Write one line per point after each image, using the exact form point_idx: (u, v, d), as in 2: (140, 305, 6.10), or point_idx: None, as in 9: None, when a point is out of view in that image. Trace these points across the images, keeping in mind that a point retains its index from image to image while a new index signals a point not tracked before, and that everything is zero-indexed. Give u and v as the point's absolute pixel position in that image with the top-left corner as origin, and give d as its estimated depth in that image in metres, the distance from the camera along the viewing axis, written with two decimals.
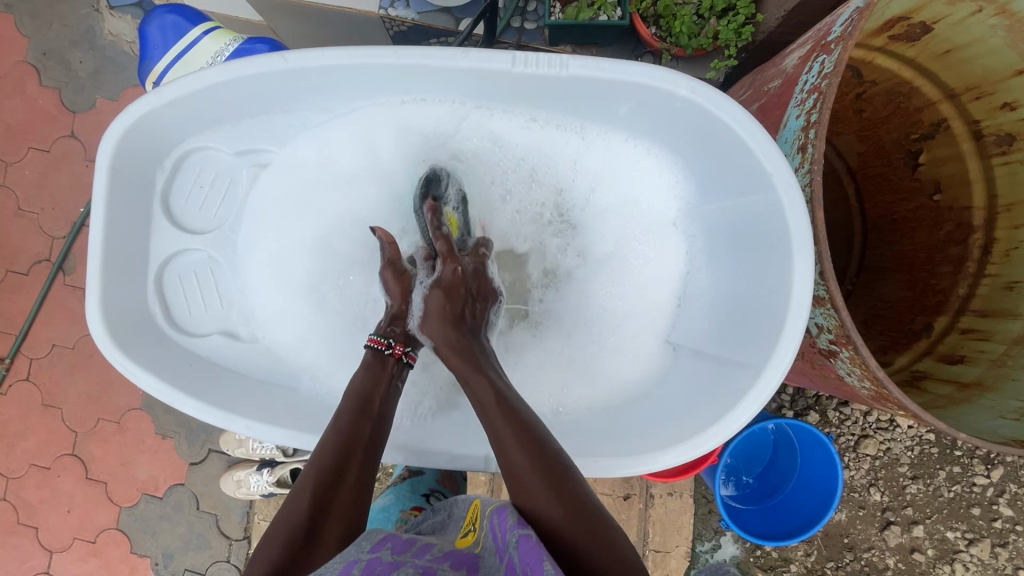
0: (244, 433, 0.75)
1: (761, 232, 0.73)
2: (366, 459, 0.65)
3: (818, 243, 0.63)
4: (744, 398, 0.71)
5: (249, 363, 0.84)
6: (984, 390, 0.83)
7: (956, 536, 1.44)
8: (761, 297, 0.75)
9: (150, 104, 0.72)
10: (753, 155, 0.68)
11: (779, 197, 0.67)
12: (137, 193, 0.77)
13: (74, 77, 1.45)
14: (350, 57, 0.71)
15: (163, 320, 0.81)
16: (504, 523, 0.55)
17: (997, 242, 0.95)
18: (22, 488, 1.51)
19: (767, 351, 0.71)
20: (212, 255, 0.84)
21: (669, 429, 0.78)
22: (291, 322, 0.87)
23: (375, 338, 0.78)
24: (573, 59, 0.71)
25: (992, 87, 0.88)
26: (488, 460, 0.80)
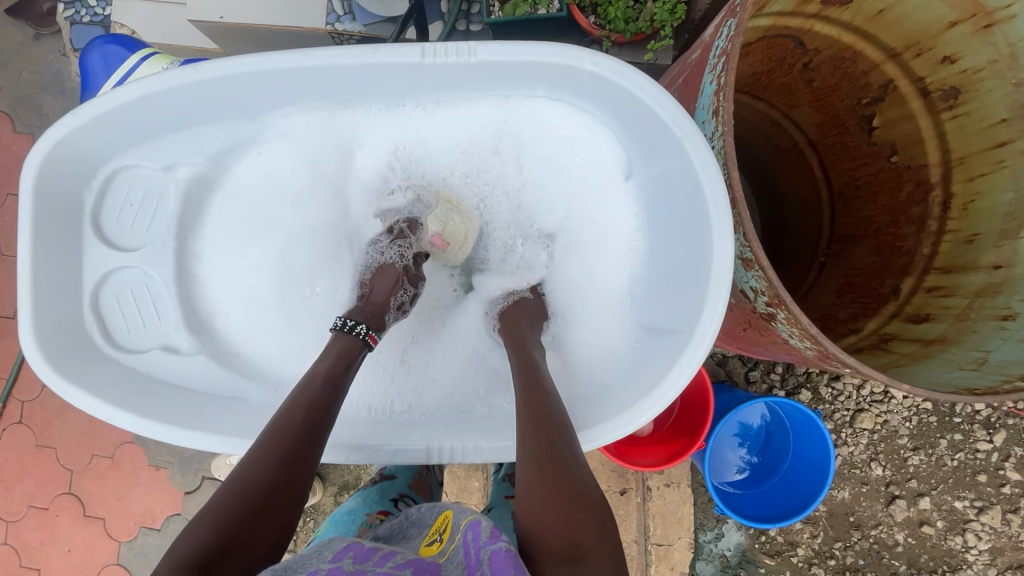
0: (183, 442, 0.77)
1: (680, 198, 0.75)
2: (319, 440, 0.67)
3: (734, 203, 0.63)
4: (676, 362, 0.72)
5: (192, 376, 0.85)
6: (945, 344, 0.82)
7: (965, 505, 1.41)
8: (688, 262, 0.76)
9: (69, 125, 0.73)
10: (664, 122, 0.70)
11: (691, 160, 0.68)
12: (66, 215, 0.77)
13: (47, 121, 1.49)
14: (263, 62, 0.73)
15: (101, 340, 0.81)
16: (479, 539, 0.57)
17: (955, 196, 0.93)
18: (22, 530, 1.51)
19: (696, 313, 0.72)
20: (146, 271, 0.83)
21: (620, 400, 0.80)
22: (241, 329, 0.90)
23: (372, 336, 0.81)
24: (479, 46, 0.72)
25: (930, 43, 0.88)
26: (429, 452, 0.81)
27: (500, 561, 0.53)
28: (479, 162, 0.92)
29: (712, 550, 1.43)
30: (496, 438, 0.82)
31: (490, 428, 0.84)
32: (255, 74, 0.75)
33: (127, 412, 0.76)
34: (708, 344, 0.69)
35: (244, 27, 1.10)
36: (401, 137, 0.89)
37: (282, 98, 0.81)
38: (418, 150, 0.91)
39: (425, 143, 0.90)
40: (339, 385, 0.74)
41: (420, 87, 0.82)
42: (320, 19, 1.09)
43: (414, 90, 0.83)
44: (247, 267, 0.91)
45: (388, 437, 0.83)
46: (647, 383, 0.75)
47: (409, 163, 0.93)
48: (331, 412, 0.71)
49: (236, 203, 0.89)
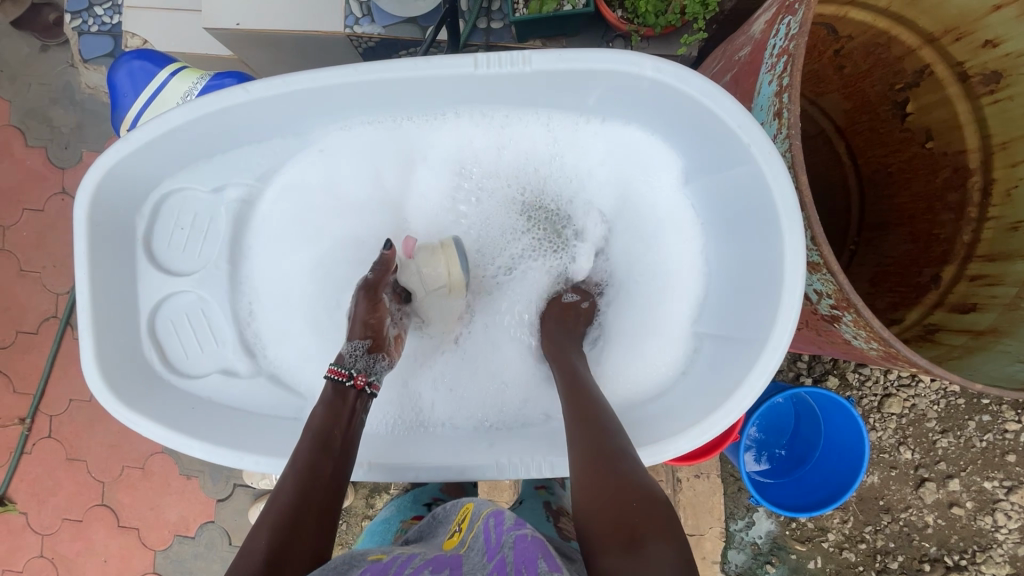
0: (252, 468, 0.75)
1: (749, 206, 0.73)
2: (325, 500, 0.65)
3: (806, 208, 0.63)
4: (749, 372, 0.71)
5: (251, 399, 0.84)
6: (997, 335, 0.82)
7: (994, 485, 1.41)
8: (754, 272, 0.75)
9: (118, 152, 0.73)
10: (730, 129, 0.68)
11: (762, 169, 0.66)
12: (120, 243, 0.77)
13: (58, 134, 1.47)
14: (311, 80, 0.72)
15: (161, 366, 0.81)
16: (501, 525, 0.58)
17: (996, 182, 0.92)
18: (58, 543, 1.53)
19: (765, 327, 0.71)
20: (201, 294, 0.83)
21: (680, 412, 0.79)
22: (299, 354, 0.88)
23: (336, 368, 0.78)
24: (534, 54, 0.71)
25: (971, 26, 0.86)
26: (498, 467, 0.80)
27: (522, 546, 0.52)
28: (526, 177, 0.91)
29: (744, 538, 1.42)
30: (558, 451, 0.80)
31: (544, 439, 0.84)
32: (304, 92, 0.73)
33: (194, 439, 0.76)
34: (779, 355, 0.68)
35: (262, 34, 1.08)
36: (445, 154, 0.88)
37: (328, 115, 0.80)
38: (461, 167, 0.90)
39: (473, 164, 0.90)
40: (332, 442, 0.71)
41: (464, 98, 0.81)
42: (339, 22, 1.07)
43: (461, 100, 0.81)
44: (297, 285, 0.88)
45: (450, 450, 0.84)
46: (717, 393, 0.75)
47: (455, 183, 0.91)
48: (333, 472, 0.68)
49: (282, 221, 0.87)
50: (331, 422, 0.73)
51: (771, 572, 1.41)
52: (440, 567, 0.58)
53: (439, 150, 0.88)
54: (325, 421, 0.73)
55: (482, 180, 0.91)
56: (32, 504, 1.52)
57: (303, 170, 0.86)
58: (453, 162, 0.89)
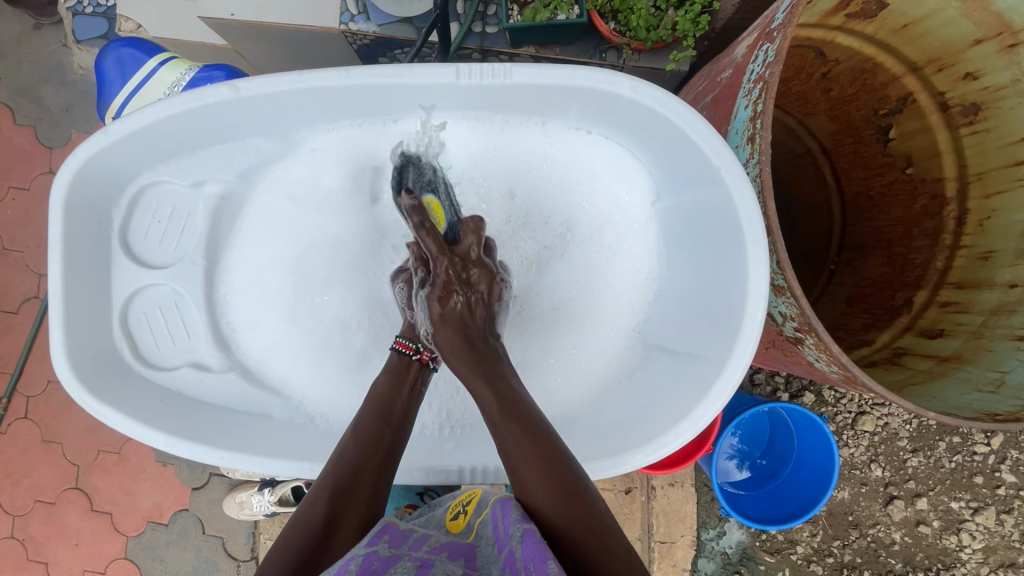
0: (218, 463, 0.76)
1: (717, 228, 0.74)
2: (377, 476, 0.65)
3: (772, 235, 0.64)
4: (710, 391, 0.72)
5: (219, 394, 0.85)
6: (961, 362, 0.83)
7: (961, 505, 1.44)
8: (719, 291, 0.76)
9: (99, 143, 0.73)
10: (703, 151, 0.69)
11: (730, 191, 0.68)
12: (95, 232, 0.77)
13: (47, 113, 1.45)
14: (294, 81, 0.72)
15: (132, 357, 0.81)
16: (507, 517, 0.57)
17: (971, 212, 0.94)
18: (29, 525, 1.52)
19: (729, 345, 0.72)
20: (176, 288, 0.83)
21: (642, 426, 0.79)
22: (275, 351, 0.89)
23: (404, 342, 0.80)
24: (515, 67, 0.72)
25: (953, 58, 0.88)
26: (462, 472, 0.81)
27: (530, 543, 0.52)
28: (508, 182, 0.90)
29: (714, 548, 1.44)
30: None
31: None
32: (288, 93, 0.74)
33: (159, 433, 0.76)
34: (740, 373, 0.70)
35: (256, 25, 1.08)
36: (428, 157, 0.89)
37: (313, 116, 0.81)
38: (447, 171, 0.90)
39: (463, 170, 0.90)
40: (392, 416, 0.72)
41: (450, 104, 0.81)
42: (334, 18, 1.07)
43: (445, 106, 0.82)
44: (277, 283, 0.90)
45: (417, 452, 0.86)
46: (679, 409, 0.75)
47: (438, 186, 0.91)
48: (390, 451, 0.69)
49: (261, 219, 0.89)
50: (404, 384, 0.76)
51: None
52: (455, 555, 0.58)
53: (423, 153, 0.88)
54: (386, 391, 0.74)
55: (479, 181, 0.90)
56: (4, 485, 1.51)
57: (292, 168, 0.87)
58: (435, 166, 0.89)
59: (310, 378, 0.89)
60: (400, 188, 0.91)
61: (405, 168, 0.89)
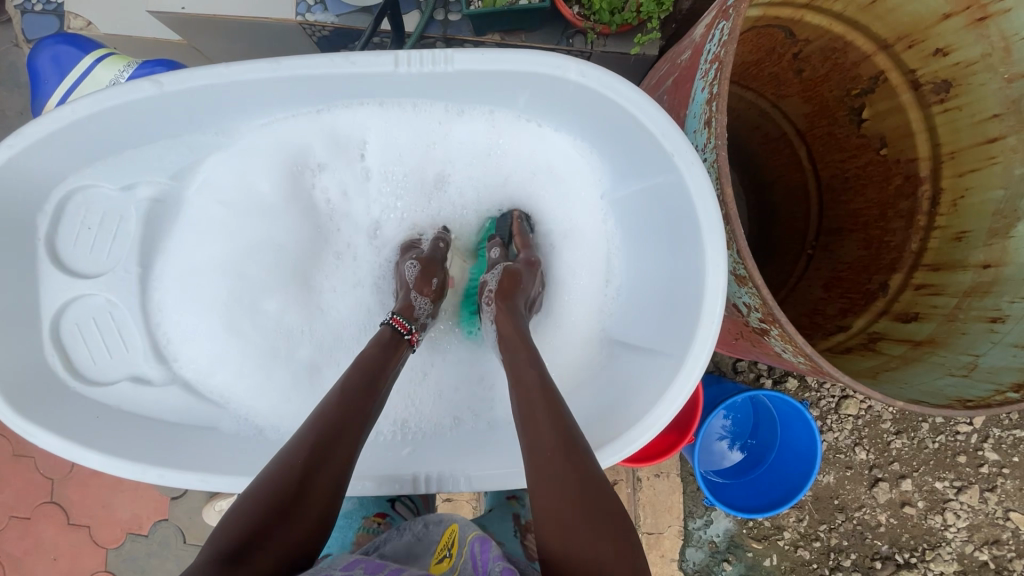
0: (155, 481, 0.71)
1: (674, 216, 0.71)
2: (359, 434, 0.62)
3: (727, 222, 0.61)
4: (669, 387, 0.68)
5: (164, 407, 0.82)
6: (935, 346, 0.82)
7: (945, 485, 1.44)
8: (678, 282, 0.73)
9: (14, 147, 0.69)
10: (654, 135, 0.67)
11: (683, 176, 0.65)
12: (19, 242, 0.73)
13: (3, 117, 1.40)
14: (224, 74, 0.69)
15: (66, 373, 0.78)
16: (487, 551, 0.60)
17: (945, 191, 0.92)
18: (4, 541, 1.48)
19: (688, 336, 0.69)
20: (110, 298, 0.80)
21: (603, 424, 0.75)
22: (219, 360, 0.86)
23: (399, 319, 0.77)
24: (458, 53, 0.68)
25: (923, 35, 0.85)
26: (415, 482, 0.78)
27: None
28: (461, 181, 0.91)
29: (702, 536, 1.44)
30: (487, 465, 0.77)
31: (477, 452, 0.82)
32: (220, 85, 0.70)
33: (93, 452, 0.72)
34: (700, 365, 0.66)
35: (210, 18, 1.04)
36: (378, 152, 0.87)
37: (252, 109, 0.77)
38: (391, 168, 0.89)
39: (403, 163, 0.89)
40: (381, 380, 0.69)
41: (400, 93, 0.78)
42: (290, 10, 1.03)
43: (394, 95, 0.78)
44: (215, 287, 0.86)
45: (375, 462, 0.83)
46: (641, 407, 0.71)
47: (392, 181, 0.90)
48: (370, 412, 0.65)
49: (196, 221, 0.84)
50: (372, 370, 0.69)
51: (727, 569, 1.43)
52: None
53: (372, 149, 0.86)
54: (375, 357, 0.72)
55: (417, 185, 0.91)
56: None
57: (227, 164, 0.82)
58: (385, 163, 0.89)
59: (254, 388, 0.86)
60: (338, 191, 0.90)
61: (348, 167, 0.88)
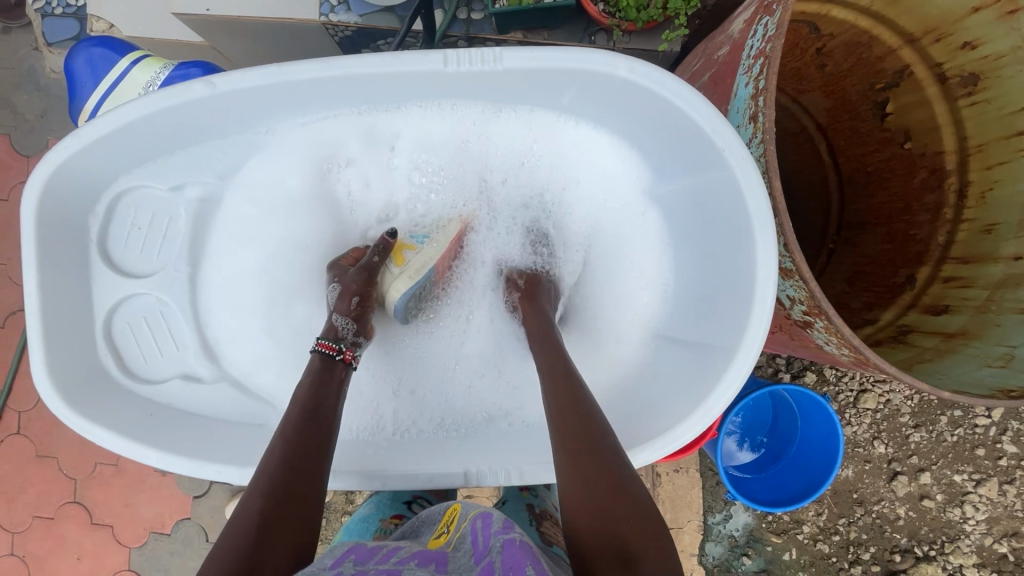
0: (213, 478, 0.73)
1: (721, 210, 0.73)
2: (313, 467, 0.61)
3: (779, 217, 0.62)
4: (719, 382, 0.71)
5: (212, 405, 0.83)
6: (968, 338, 0.83)
7: (964, 478, 1.44)
8: (725, 277, 0.75)
9: (69, 149, 0.70)
10: (704, 132, 0.67)
11: (734, 173, 0.66)
12: (72, 243, 0.75)
13: (22, 120, 1.41)
14: (274, 76, 0.70)
15: (118, 371, 0.79)
16: (488, 528, 0.58)
17: (972, 184, 0.93)
18: (28, 541, 1.49)
19: (739, 331, 0.70)
20: (160, 297, 0.82)
21: (652, 420, 0.78)
22: (265, 357, 0.87)
23: (325, 342, 0.75)
24: (506, 52, 0.69)
25: (951, 28, 0.86)
26: (467, 475, 0.78)
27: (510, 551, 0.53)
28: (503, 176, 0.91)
29: (721, 531, 1.44)
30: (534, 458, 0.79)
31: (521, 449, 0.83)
32: (268, 87, 0.71)
33: (150, 448, 0.73)
34: (750, 361, 0.68)
35: (233, 19, 1.05)
36: (420, 148, 0.87)
37: (296, 109, 0.78)
38: (416, 162, 0.89)
39: (429, 152, 0.88)
40: (323, 411, 0.67)
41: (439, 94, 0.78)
42: (313, 10, 1.04)
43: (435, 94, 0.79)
44: (259, 286, 0.87)
45: (416, 458, 0.83)
46: (692, 400, 0.73)
47: (432, 178, 0.90)
48: (322, 444, 0.64)
49: (239, 221, 0.86)
50: (315, 406, 0.67)
51: (747, 563, 1.43)
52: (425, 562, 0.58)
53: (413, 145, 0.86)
54: (313, 390, 0.69)
55: (446, 175, 0.91)
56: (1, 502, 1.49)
57: (272, 164, 0.84)
58: (425, 158, 0.88)
59: (301, 387, 0.87)
60: (361, 184, 0.90)
61: (386, 161, 0.88)
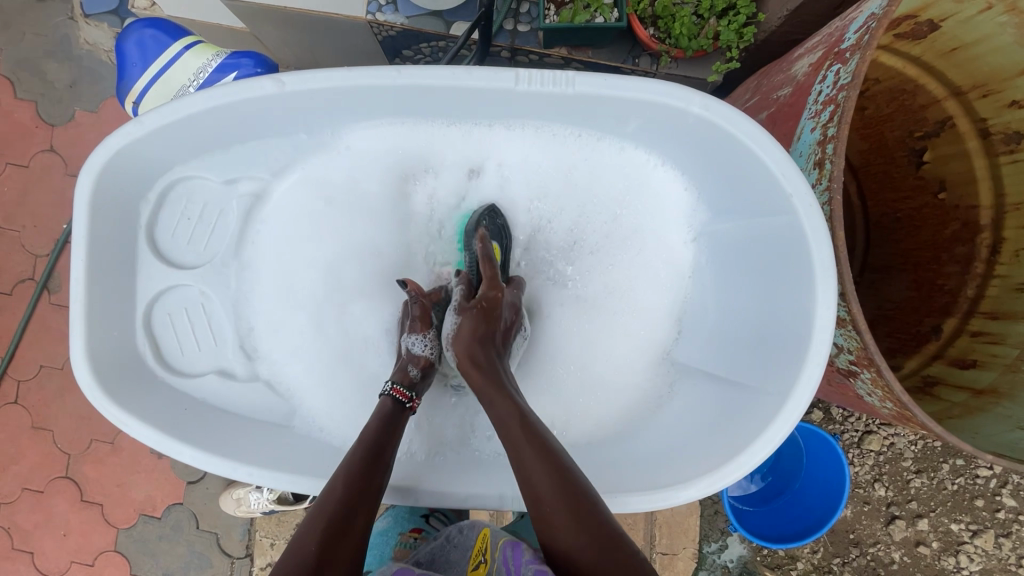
0: (246, 479, 0.73)
1: (777, 253, 0.73)
2: (370, 508, 0.62)
3: (841, 268, 0.63)
4: (766, 425, 0.71)
5: (245, 403, 0.83)
6: (996, 396, 0.82)
7: (961, 528, 1.44)
8: (780, 322, 0.74)
9: (130, 134, 0.71)
10: (772, 176, 0.68)
11: (798, 220, 0.67)
12: (123, 230, 0.76)
13: (50, 88, 1.40)
14: (344, 79, 0.70)
15: (154, 361, 0.79)
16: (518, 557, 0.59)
17: (1006, 242, 0.93)
18: (15, 512, 1.47)
19: (788, 376, 0.71)
20: (203, 289, 0.82)
21: (684, 457, 0.78)
22: (297, 357, 0.86)
23: (399, 389, 0.76)
24: (579, 76, 0.70)
25: (1000, 85, 0.86)
26: (503, 497, 0.78)
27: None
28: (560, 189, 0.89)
29: (715, 561, 1.43)
30: None
31: None
32: (336, 90, 0.72)
33: (184, 444, 0.73)
34: (800, 410, 0.69)
35: (278, 10, 1.04)
36: (481, 164, 0.88)
37: (359, 112, 0.78)
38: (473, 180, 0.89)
39: (495, 166, 0.87)
40: (385, 455, 0.68)
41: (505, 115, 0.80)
42: (360, 8, 1.02)
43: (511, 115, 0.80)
44: (300, 282, 0.87)
45: (451, 477, 0.82)
46: (734, 440, 0.74)
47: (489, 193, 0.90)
48: (379, 483, 0.65)
49: (292, 216, 0.86)
50: (376, 453, 0.67)
51: None
52: None
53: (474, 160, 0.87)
54: (379, 432, 0.70)
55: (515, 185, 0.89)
56: None
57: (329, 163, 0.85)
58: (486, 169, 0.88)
59: (332, 392, 0.86)
60: (418, 188, 0.89)
61: (441, 173, 0.88)
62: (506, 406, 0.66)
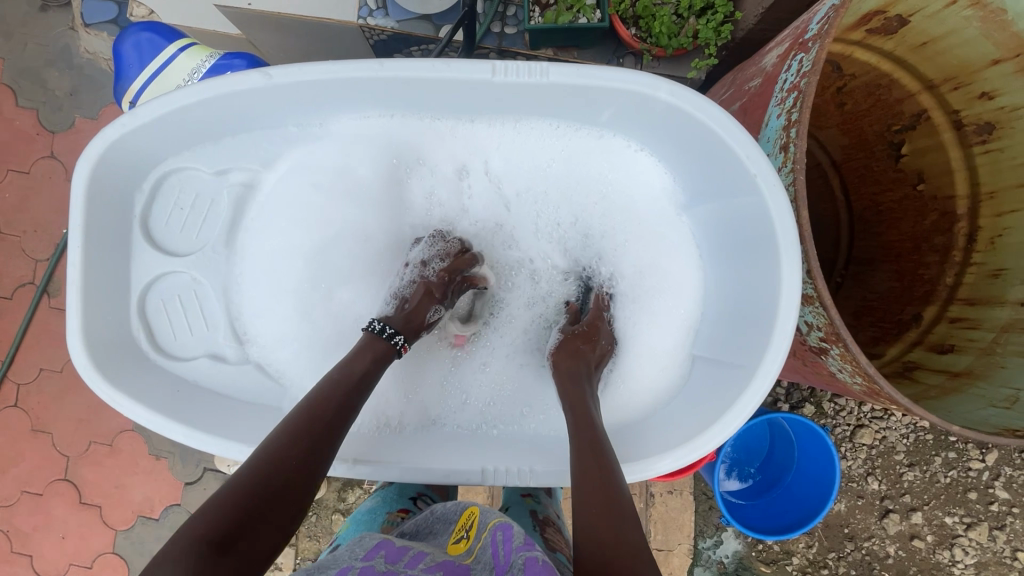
0: (237, 458, 0.76)
1: (748, 233, 0.75)
2: (325, 438, 0.64)
3: (804, 244, 0.65)
4: (738, 400, 0.73)
5: (239, 386, 0.85)
6: (973, 378, 0.84)
7: (955, 521, 1.44)
8: (755, 300, 0.76)
9: (123, 126, 0.74)
10: (738, 158, 0.70)
11: (765, 200, 0.69)
12: (116, 218, 0.79)
13: (51, 96, 1.43)
14: (328, 72, 0.73)
15: (147, 344, 0.82)
16: (508, 542, 0.58)
17: (982, 230, 0.96)
18: (14, 515, 1.48)
19: (759, 352, 0.73)
20: (194, 276, 0.84)
21: (667, 435, 0.81)
22: (289, 343, 0.88)
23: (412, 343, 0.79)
24: (552, 66, 0.73)
25: (969, 77, 0.89)
26: (485, 472, 0.80)
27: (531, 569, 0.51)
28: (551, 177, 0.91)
29: (710, 557, 1.44)
30: (549, 463, 0.82)
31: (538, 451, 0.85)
32: (320, 82, 0.74)
33: (176, 424, 0.76)
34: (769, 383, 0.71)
35: (272, 16, 1.07)
36: (468, 155, 0.90)
37: (346, 106, 0.81)
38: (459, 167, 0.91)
39: (483, 159, 0.90)
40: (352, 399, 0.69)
41: (488, 108, 0.83)
42: (352, 12, 1.05)
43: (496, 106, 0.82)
44: (288, 269, 0.88)
45: (438, 456, 0.85)
46: (710, 416, 0.76)
47: (476, 182, 0.92)
48: (342, 422, 0.67)
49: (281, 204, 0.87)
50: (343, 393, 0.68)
51: None
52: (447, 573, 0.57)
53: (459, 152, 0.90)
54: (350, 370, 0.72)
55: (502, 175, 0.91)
56: None
57: (315, 154, 0.87)
58: (472, 159, 0.90)
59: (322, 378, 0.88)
60: (406, 177, 0.91)
61: (428, 163, 0.90)
62: (579, 399, 0.74)
